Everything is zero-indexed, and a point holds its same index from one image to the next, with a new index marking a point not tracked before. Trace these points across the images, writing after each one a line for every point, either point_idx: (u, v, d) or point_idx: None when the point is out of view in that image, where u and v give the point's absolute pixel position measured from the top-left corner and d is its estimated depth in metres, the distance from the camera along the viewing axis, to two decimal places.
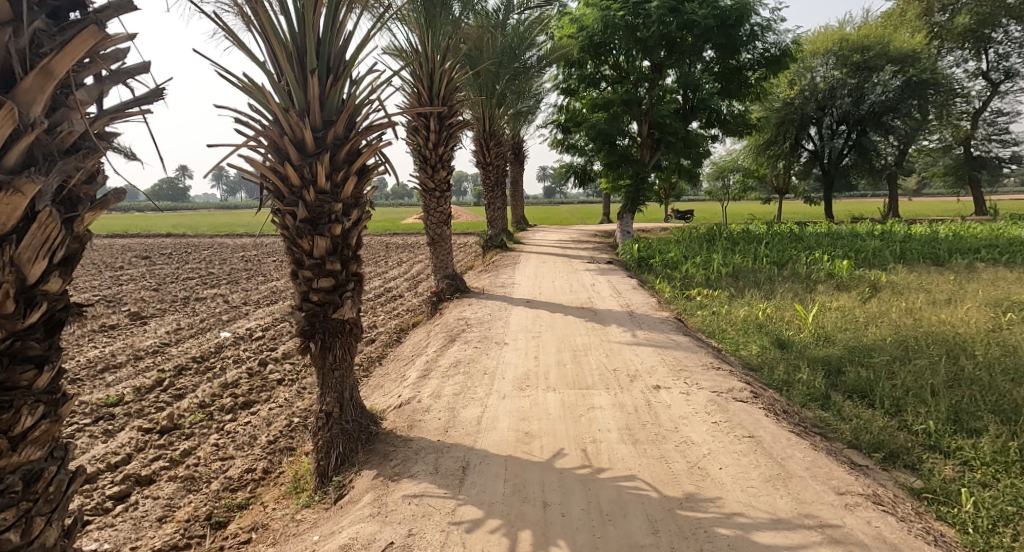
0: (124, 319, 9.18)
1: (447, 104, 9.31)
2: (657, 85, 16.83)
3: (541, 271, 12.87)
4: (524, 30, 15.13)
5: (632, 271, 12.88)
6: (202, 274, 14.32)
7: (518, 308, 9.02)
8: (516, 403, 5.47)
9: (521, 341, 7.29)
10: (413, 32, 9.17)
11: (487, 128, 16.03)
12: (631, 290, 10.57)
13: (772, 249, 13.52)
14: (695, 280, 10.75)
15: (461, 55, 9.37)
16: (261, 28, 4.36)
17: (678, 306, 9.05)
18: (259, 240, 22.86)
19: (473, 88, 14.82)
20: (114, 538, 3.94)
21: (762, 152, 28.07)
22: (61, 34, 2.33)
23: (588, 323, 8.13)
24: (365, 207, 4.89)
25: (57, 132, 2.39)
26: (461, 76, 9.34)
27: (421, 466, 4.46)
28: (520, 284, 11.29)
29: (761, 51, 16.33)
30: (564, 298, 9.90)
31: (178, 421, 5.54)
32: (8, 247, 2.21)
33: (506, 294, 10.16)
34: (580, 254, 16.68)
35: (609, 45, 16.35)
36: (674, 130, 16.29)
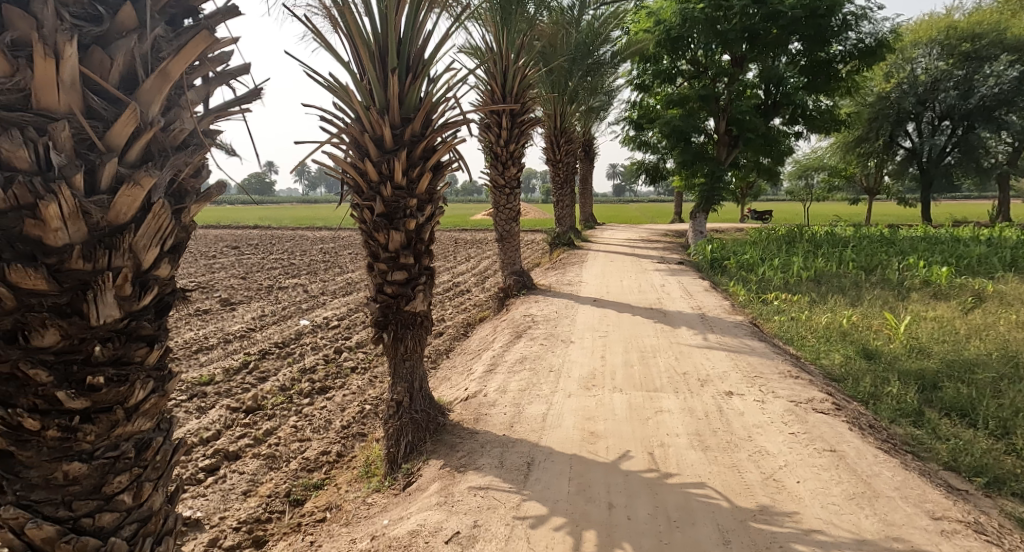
0: (216, 304, 9.86)
1: (520, 101, 9.35)
2: (737, 80, 16.19)
3: (609, 270, 12.73)
4: (598, 25, 14.89)
5: (705, 272, 12.49)
6: (285, 264, 15.12)
7: (584, 307, 8.96)
8: (581, 401, 5.45)
9: (587, 340, 7.23)
10: (488, 30, 9.24)
11: (557, 125, 15.92)
12: (703, 291, 10.24)
13: (859, 253, 12.72)
14: (773, 283, 10.31)
15: (535, 51, 9.34)
16: (347, 31, 4.53)
17: (754, 310, 8.68)
18: (337, 233, 23.96)
19: (546, 85, 14.49)
20: (206, 507, 4.24)
21: (852, 150, 26.25)
22: (178, 39, 2.53)
23: (657, 324, 7.96)
24: (440, 202, 5.00)
25: (171, 130, 2.59)
26: (534, 73, 9.36)
27: (486, 459, 4.53)
28: (587, 282, 11.23)
29: (855, 41, 15.32)
30: (632, 298, 9.74)
31: (262, 401, 5.89)
32: (128, 236, 2.42)
33: (572, 293, 10.11)
34: (649, 253, 16.35)
35: (686, 39, 15.84)
36: (754, 127, 15.66)
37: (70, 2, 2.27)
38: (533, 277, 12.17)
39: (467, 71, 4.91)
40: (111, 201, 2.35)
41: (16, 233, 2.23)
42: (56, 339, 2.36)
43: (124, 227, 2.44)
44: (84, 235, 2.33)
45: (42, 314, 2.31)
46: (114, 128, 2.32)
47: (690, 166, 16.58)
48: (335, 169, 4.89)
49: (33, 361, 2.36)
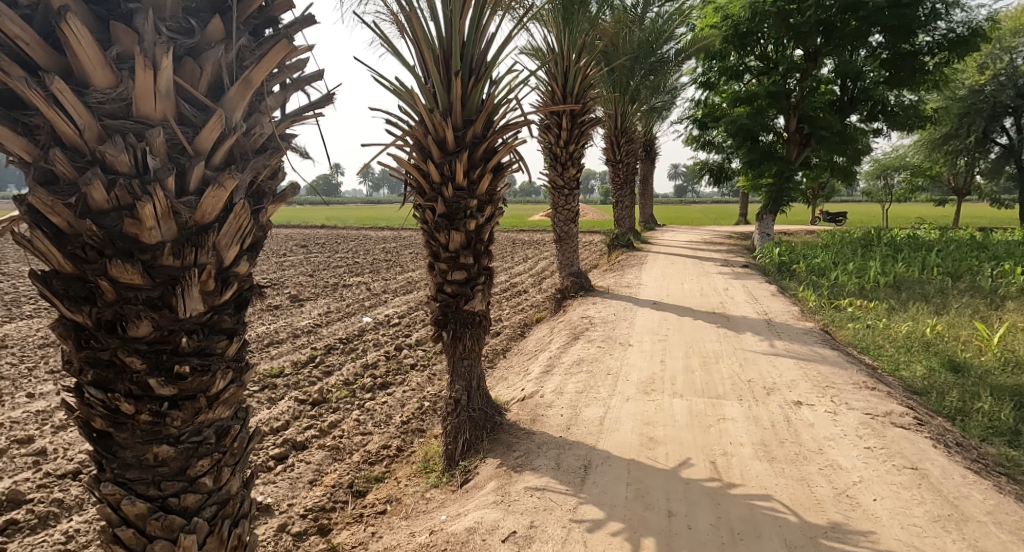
0: (287, 300, 10.36)
1: (581, 101, 9.28)
2: (811, 75, 15.49)
3: (670, 273, 12.46)
4: (662, 23, 14.60)
5: (772, 276, 12.02)
6: (349, 262, 15.69)
7: (644, 310, 8.81)
8: (640, 406, 5.36)
9: (647, 344, 7.11)
10: (550, 31, 9.24)
11: (618, 125, 15.33)
12: (770, 296, 9.84)
13: (945, 258, 11.87)
14: (847, 289, 9.79)
15: (597, 51, 9.25)
16: (413, 36, 4.63)
17: (825, 316, 8.27)
18: (399, 234, 24.67)
19: (608, 84, 14.34)
20: (276, 494, 4.45)
21: (939, 147, 24.30)
22: (259, 49, 2.67)
23: (720, 329, 7.71)
24: (499, 203, 5.03)
25: (253, 135, 2.74)
26: (595, 72, 9.26)
27: (543, 460, 4.53)
28: (646, 284, 11.04)
29: (944, 32, 14.36)
30: (693, 301, 9.49)
31: (327, 394, 6.13)
32: (212, 235, 2.58)
33: (631, 295, 9.98)
34: (712, 256, 15.91)
35: (756, 34, 15.34)
36: (828, 124, 14.95)
37: (167, 16, 2.43)
38: (591, 279, 12.10)
39: (529, 72, 4.92)
40: (198, 202, 2.51)
41: (115, 231, 2.40)
42: (149, 330, 2.53)
43: (209, 227, 2.59)
44: (175, 234, 2.49)
45: (137, 306, 2.48)
46: (202, 133, 2.47)
47: (757, 166, 15.99)
48: (399, 170, 5.02)
49: (129, 350, 2.54)
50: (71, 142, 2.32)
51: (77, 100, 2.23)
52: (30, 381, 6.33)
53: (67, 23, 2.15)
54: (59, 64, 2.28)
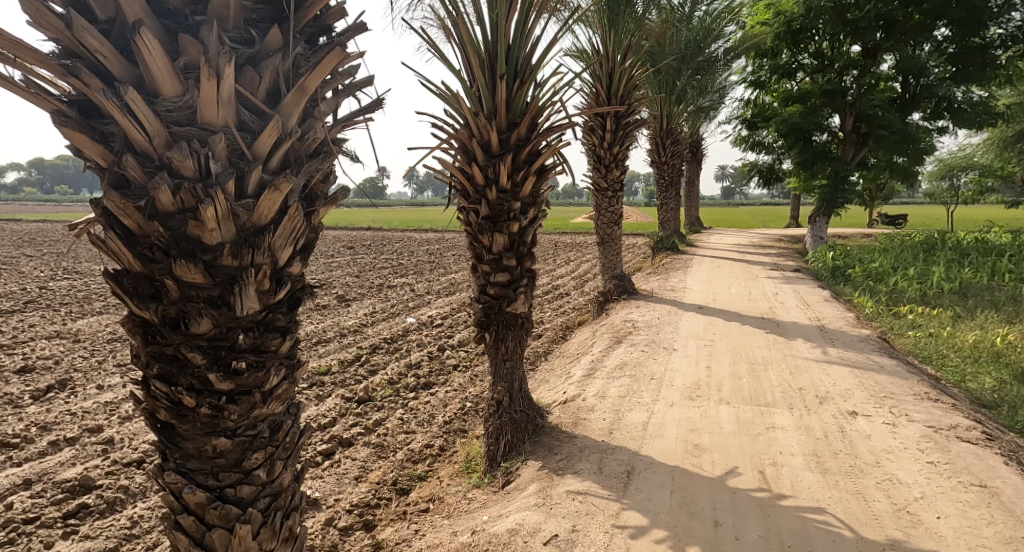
0: (334, 299, 10.66)
1: (625, 102, 9.17)
2: (869, 72, 14.86)
3: (716, 277, 12.18)
4: (711, 22, 14.27)
5: (825, 281, 11.58)
6: (394, 264, 16.01)
7: (688, 314, 8.64)
8: (685, 412, 5.25)
9: (692, 349, 6.97)
10: (595, 32, 9.18)
11: (664, 126, 15.38)
12: (823, 302, 9.48)
13: (1017, 263, 11.16)
14: (907, 295, 9.33)
15: (644, 51, 9.12)
16: (459, 40, 4.69)
17: (883, 323, 7.91)
18: (442, 236, 25.02)
19: (654, 86, 14.11)
20: (323, 488, 4.58)
21: (1011, 146, 22.83)
22: (314, 57, 2.76)
23: (769, 335, 7.48)
24: (543, 205, 5.03)
25: (307, 140, 2.83)
26: (641, 73, 9.13)
27: (585, 464, 4.49)
28: (691, 288, 10.82)
29: (1017, 24, 13.52)
30: (741, 306, 9.24)
31: (372, 393, 6.26)
32: (268, 236, 2.69)
33: (676, 299, 9.81)
34: (762, 260, 15.47)
35: (810, 30, 14.91)
36: (887, 122, 14.31)
37: (230, 28, 2.55)
38: (635, 282, 11.95)
39: (573, 74, 4.90)
40: (256, 205, 2.62)
41: (180, 233, 2.53)
42: (209, 327, 2.65)
43: (265, 228, 2.70)
44: (234, 235, 2.60)
45: (199, 304, 2.60)
46: (259, 139, 2.57)
47: (810, 167, 15.44)
48: (444, 173, 5.09)
49: (191, 345, 2.66)
50: (142, 148, 2.46)
51: (148, 109, 2.36)
52: (99, 374, 6.72)
53: (141, 37, 2.27)
54: (132, 75, 2.42)
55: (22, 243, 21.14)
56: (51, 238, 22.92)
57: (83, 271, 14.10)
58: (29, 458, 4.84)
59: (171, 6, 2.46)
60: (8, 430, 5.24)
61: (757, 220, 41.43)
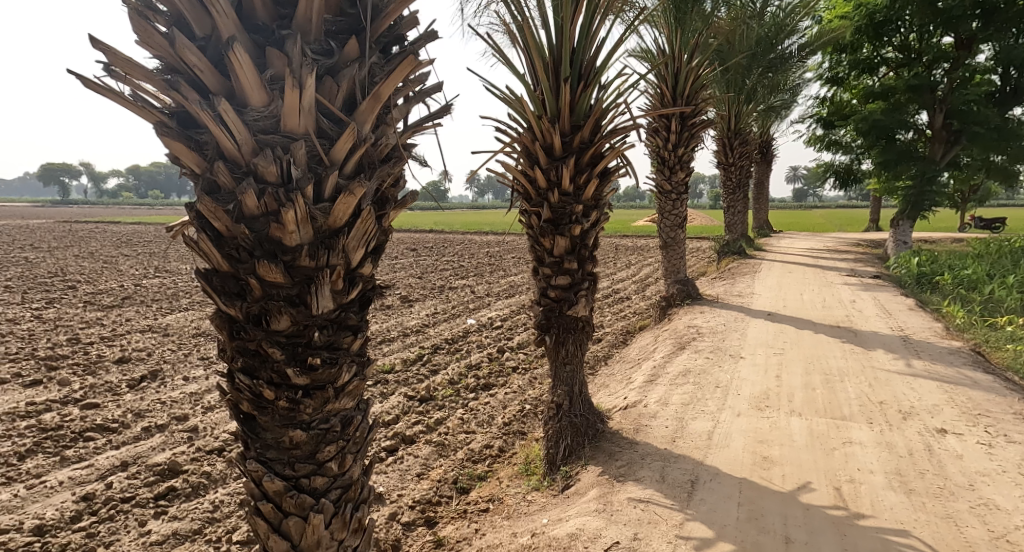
0: (398, 300, 10.98)
1: (691, 103, 8.95)
2: (963, 64, 13.83)
3: (787, 283, 11.68)
4: (785, 17, 13.67)
5: (909, 289, 10.86)
6: (454, 266, 16.31)
7: (757, 321, 8.33)
8: (752, 422, 5.06)
9: (760, 357, 6.71)
10: (661, 32, 9.04)
11: (732, 127, 14.66)
12: (907, 311, 8.88)
13: None
14: (1007, 305, 8.60)
15: (712, 50, 8.86)
16: (524, 45, 4.73)
17: (977, 335, 7.34)
18: (502, 239, 25.26)
19: (721, 85, 13.76)
20: (388, 483, 4.72)
21: None
22: (388, 66, 2.85)
23: (846, 345, 7.09)
24: (605, 208, 4.98)
25: (380, 145, 2.93)
26: (708, 72, 8.91)
27: (647, 472, 4.41)
28: (760, 294, 10.43)
29: None
30: (814, 314, 8.82)
31: (433, 392, 6.40)
32: (342, 238, 2.80)
33: (743, 305, 9.48)
34: (837, 265, 14.71)
35: (895, 22, 14.01)
36: (983, 118, 13.31)
37: (312, 40, 2.66)
38: (699, 287, 11.65)
39: (638, 76, 4.84)
40: (332, 208, 2.73)
41: (264, 235, 2.68)
42: (288, 324, 2.79)
43: (340, 231, 2.81)
44: (312, 237, 2.73)
45: (279, 303, 2.74)
46: (337, 146, 2.68)
47: (893, 167, 14.49)
48: (506, 176, 5.14)
49: (271, 341, 2.81)
50: (231, 155, 2.62)
51: (238, 119, 2.52)
52: (185, 366, 7.22)
53: (234, 52, 2.42)
54: (224, 87, 2.58)
55: (122, 243, 23.07)
56: (147, 239, 24.92)
57: (171, 269, 15.21)
58: (125, 442, 5.25)
59: (260, 22, 2.61)
60: (107, 415, 5.70)
61: (831, 224, 39.32)
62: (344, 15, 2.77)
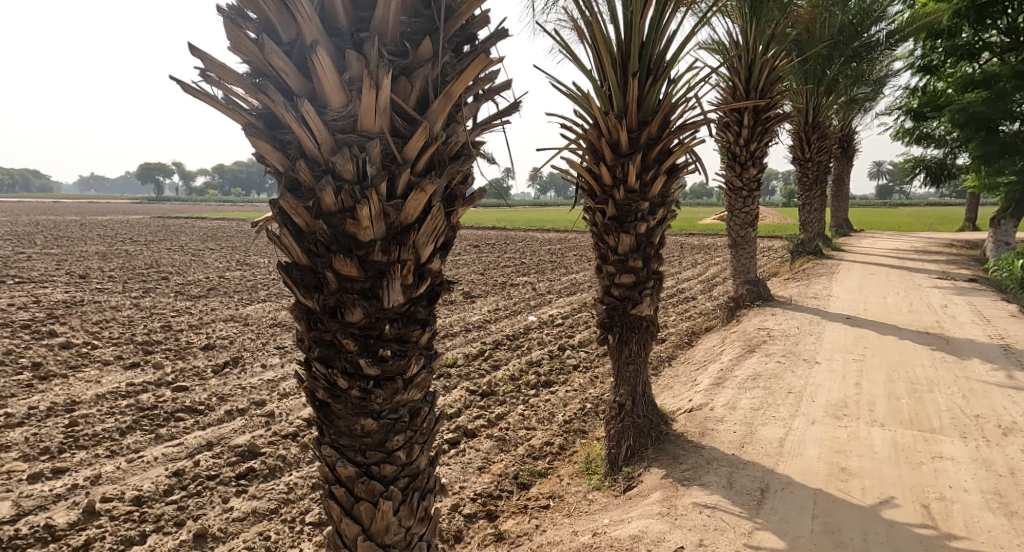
0: (461, 296, 11.20)
1: (766, 96, 8.58)
2: None
3: (868, 285, 11.01)
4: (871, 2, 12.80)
5: (1010, 294, 9.98)
6: (516, 263, 16.43)
7: (833, 325, 7.92)
8: (828, 431, 4.81)
9: (837, 363, 6.36)
10: (735, 23, 8.71)
11: (810, 120, 14.44)
12: (1007, 318, 8.17)
13: None
14: None
15: (789, 39, 8.43)
16: (591, 41, 4.67)
17: None
18: (563, 236, 25.22)
19: (800, 78, 13.14)
20: (451, 474, 4.82)
21: None
22: (460, 65, 2.87)
23: (935, 352, 6.61)
24: (672, 205, 4.87)
25: (450, 143, 2.96)
26: (785, 63, 8.49)
27: (713, 477, 4.28)
28: (837, 297, 9.90)
29: None
30: (900, 319, 8.28)
31: (494, 387, 6.47)
32: (413, 234, 2.86)
33: (819, 308, 9.03)
34: (927, 267, 13.75)
35: (1000, 4, 12.86)
36: None
37: (389, 41, 2.72)
38: (770, 287, 11.20)
39: (710, 69, 4.68)
40: (404, 205, 2.79)
41: (340, 230, 2.77)
42: (361, 316, 2.88)
43: (411, 227, 2.87)
44: (385, 232, 2.80)
45: (353, 295, 2.83)
46: (409, 144, 2.73)
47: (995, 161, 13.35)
48: (570, 173, 5.11)
49: (345, 332, 2.91)
50: (312, 154, 2.73)
51: (319, 119, 2.61)
52: (263, 354, 7.66)
53: (316, 56, 2.51)
54: (307, 89, 2.68)
55: (209, 238, 24.76)
56: (230, 234, 26.65)
57: (251, 263, 16.16)
58: (210, 424, 5.62)
59: (340, 25, 2.68)
60: (194, 397, 6.13)
61: (919, 223, 36.54)
62: (419, 16, 2.82)
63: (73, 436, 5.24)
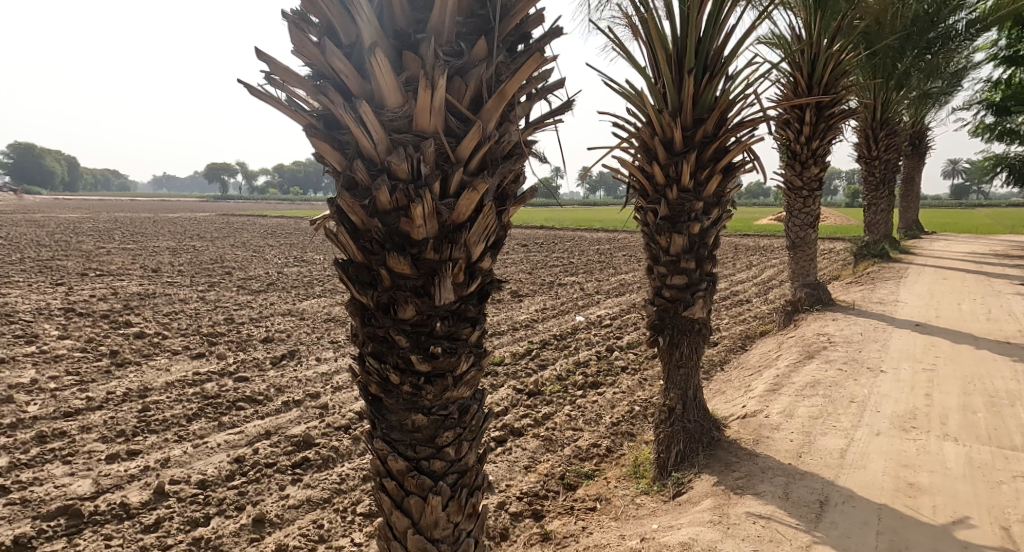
0: (509, 294, 11.26)
1: (830, 91, 8.22)
2: None
3: (939, 291, 10.38)
4: None
5: None
6: (564, 262, 16.37)
7: (899, 332, 7.51)
8: (895, 444, 4.56)
9: (905, 372, 6.03)
10: (799, 16, 8.38)
11: (878, 116, 13.61)
12: None
13: None
14: None
15: (857, 31, 8.03)
16: (646, 38, 4.59)
17: None
18: (611, 236, 24.94)
19: (868, 72, 12.51)
20: (497, 472, 4.84)
21: None
22: (515, 64, 2.87)
23: (1017, 364, 6.15)
24: (728, 205, 4.73)
25: (503, 142, 2.96)
26: (852, 57, 8.10)
27: (768, 487, 4.13)
28: (905, 302, 9.37)
29: None
30: (976, 327, 7.76)
31: (541, 386, 6.46)
32: (465, 233, 2.88)
33: (884, 314, 8.58)
34: (1008, 272, 12.82)
35: None
36: None
37: (445, 42, 2.74)
38: (831, 291, 10.72)
39: (771, 64, 4.51)
40: (456, 204, 2.81)
41: (394, 228, 2.82)
42: (413, 313, 2.93)
43: (463, 226, 2.89)
44: (437, 231, 2.83)
45: (406, 292, 2.88)
46: (463, 144, 2.75)
47: None
48: (621, 172, 5.05)
49: (398, 329, 2.97)
50: (369, 154, 2.78)
51: (376, 119, 2.65)
52: (318, 348, 7.92)
53: (375, 57, 2.55)
54: (365, 90, 2.74)
55: (268, 235, 25.85)
56: (289, 231, 27.71)
57: (306, 259, 16.76)
58: (268, 413, 5.85)
59: (399, 26, 2.72)
60: (254, 388, 6.40)
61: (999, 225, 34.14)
62: (474, 16, 2.83)
63: (145, 421, 5.57)
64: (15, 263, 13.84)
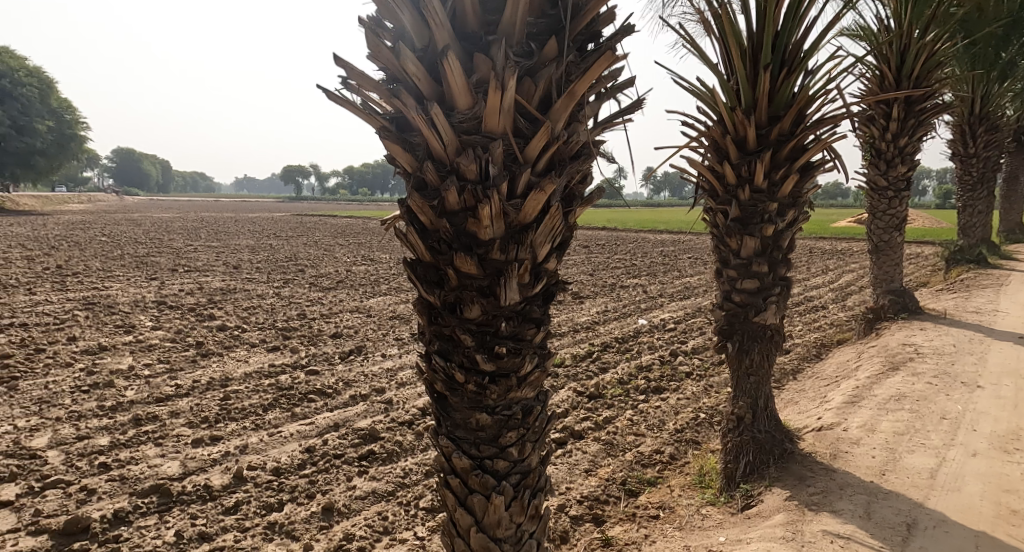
0: (571, 296, 11.20)
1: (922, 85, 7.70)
2: None
3: None
4: None
5: None
6: (626, 264, 16.12)
7: (998, 344, 6.91)
8: (993, 467, 4.20)
9: (1007, 389, 5.53)
10: (888, 6, 7.90)
11: (977, 110, 12.73)
12: None
13: None
14: None
15: (954, 20, 7.48)
16: (719, 33, 4.43)
17: None
18: (674, 239, 24.35)
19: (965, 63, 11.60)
20: (559, 474, 4.81)
21: None
22: (584, 63, 2.83)
23: None
24: (805, 206, 4.50)
25: (571, 143, 2.93)
26: (948, 47, 7.56)
27: (847, 505, 3.89)
28: (1005, 312, 8.61)
29: None
30: None
31: (602, 389, 6.38)
32: (531, 233, 2.87)
33: (979, 324, 7.92)
34: None
35: None
36: None
37: (515, 43, 2.73)
38: (919, 299, 10.00)
39: (856, 56, 4.24)
40: (523, 204, 2.80)
41: (462, 228, 2.84)
42: (479, 312, 2.95)
43: (529, 226, 2.88)
44: (503, 231, 2.84)
45: (472, 292, 2.90)
46: (531, 145, 2.73)
47: None
48: (689, 172, 4.91)
49: (464, 328, 3.00)
50: (438, 155, 2.80)
51: (447, 121, 2.67)
52: (383, 344, 8.16)
53: (447, 60, 2.57)
54: (435, 92, 2.76)
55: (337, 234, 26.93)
56: (356, 231, 28.75)
57: (372, 258, 17.34)
58: (336, 406, 6.08)
59: (470, 29, 2.73)
60: (324, 381, 6.67)
61: None
62: (545, 16, 2.81)
63: (226, 409, 5.91)
64: (115, 258, 15.09)
